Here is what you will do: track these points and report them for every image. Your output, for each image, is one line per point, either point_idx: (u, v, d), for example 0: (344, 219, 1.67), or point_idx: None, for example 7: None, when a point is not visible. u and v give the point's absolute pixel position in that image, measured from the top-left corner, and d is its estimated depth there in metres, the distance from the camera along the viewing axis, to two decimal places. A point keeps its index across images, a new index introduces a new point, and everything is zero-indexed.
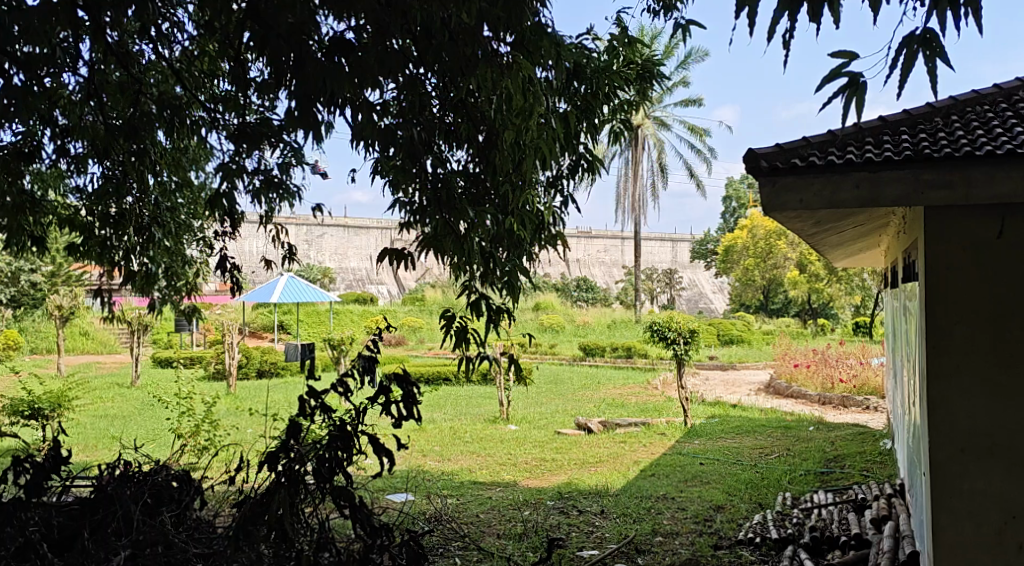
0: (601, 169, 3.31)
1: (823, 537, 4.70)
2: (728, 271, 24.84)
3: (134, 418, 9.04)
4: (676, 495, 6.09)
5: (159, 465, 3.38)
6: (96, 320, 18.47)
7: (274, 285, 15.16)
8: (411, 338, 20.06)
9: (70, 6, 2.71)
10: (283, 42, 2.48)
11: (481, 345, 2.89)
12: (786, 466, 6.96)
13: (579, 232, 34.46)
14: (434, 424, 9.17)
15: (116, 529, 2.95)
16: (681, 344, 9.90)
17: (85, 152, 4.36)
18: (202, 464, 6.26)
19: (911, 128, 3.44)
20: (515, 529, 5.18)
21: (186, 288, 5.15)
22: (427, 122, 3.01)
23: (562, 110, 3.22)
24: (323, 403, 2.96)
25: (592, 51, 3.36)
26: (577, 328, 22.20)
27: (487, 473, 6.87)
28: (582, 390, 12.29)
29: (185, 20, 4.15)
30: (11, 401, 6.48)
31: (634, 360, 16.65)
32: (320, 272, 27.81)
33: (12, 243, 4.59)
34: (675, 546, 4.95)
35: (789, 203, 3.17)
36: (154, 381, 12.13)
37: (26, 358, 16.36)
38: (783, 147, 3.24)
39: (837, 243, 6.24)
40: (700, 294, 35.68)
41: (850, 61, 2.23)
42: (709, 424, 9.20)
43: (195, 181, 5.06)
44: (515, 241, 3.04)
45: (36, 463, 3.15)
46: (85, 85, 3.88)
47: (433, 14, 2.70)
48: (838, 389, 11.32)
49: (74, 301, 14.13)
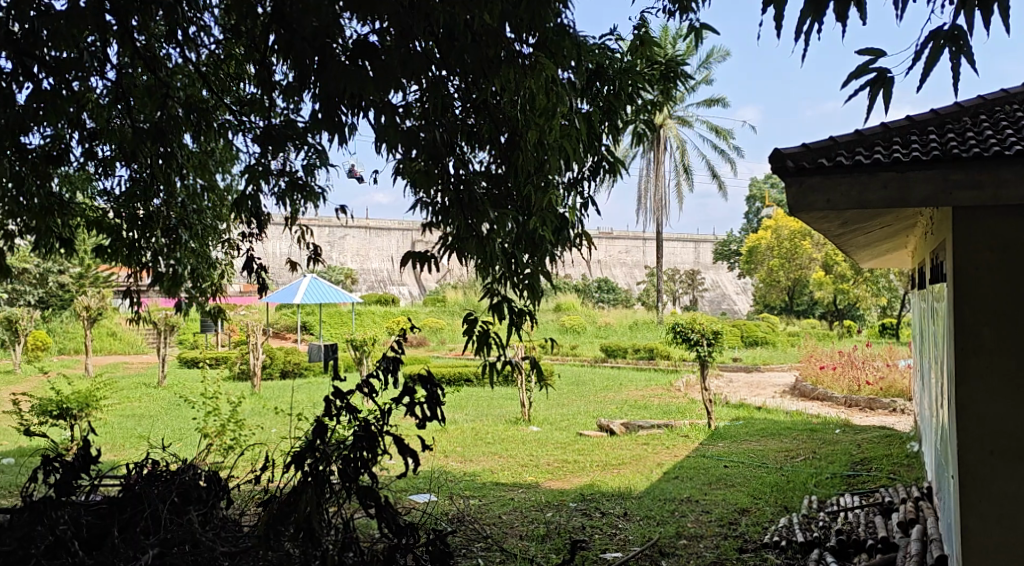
0: (623, 171, 3.27)
1: (850, 540, 4.65)
2: (752, 272, 24.68)
3: (161, 418, 9.14)
4: (700, 498, 6.05)
5: (187, 464, 3.39)
6: (123, 320, 18.69)
7: (297, 286, 15.25)
8: (433, 339, 20.16)
9: (98, 11, 2.74)
10: (307, 45, 2.52)
11: (503, 347, 2.88)
12: (812, 469, 6.91)
13: (601, 233, 34.44)
14: (457, 424, 9.21)
15: (145, 527, 2.99)
16: (705, 345, 9.82)
17: (113, 154, 4.46)
18: (228, 462, 6.32)
19: (940, 128, 3.39)
20: (538, 530, 5.20)
21: (211, 289, 5.21)
22: (449, 123, 3.01)
23: (584, 111, 3.20)
24: (349, 403, 2.97)
25: (616, 52, 3.33)
26: (599, 329, 22.19)
27: (509, 474, 6.89)
28: (604, 391, 12.25)
29: (212, 24, 4.18)
30: (41, 401, 6.57)
31: (657, 362, 16.61)
32: (342, 273, 27.97)
33: (41, 245, 4.68)
34: (700, 549, 4.93)
35: (815, 204, 3.14)
36: (179, 382, 12.25)
37: (54, 357, 16.60)
38: (809, 146, 3.21)
39: (864, 244, 6.17)
40: (723, 295, 35.57)
41: (877, 57, 2.23)
42: (733, 426, 9.15)
43: (221, 184, 5.10)
44: (536, 243, 2.97)
45: (65, 462, 3.20)
46: (113, 89, 3.93)
47: (456, 16, 2.66)
48: (864, 391, 11.21)
49: (101, 302, 14.30)
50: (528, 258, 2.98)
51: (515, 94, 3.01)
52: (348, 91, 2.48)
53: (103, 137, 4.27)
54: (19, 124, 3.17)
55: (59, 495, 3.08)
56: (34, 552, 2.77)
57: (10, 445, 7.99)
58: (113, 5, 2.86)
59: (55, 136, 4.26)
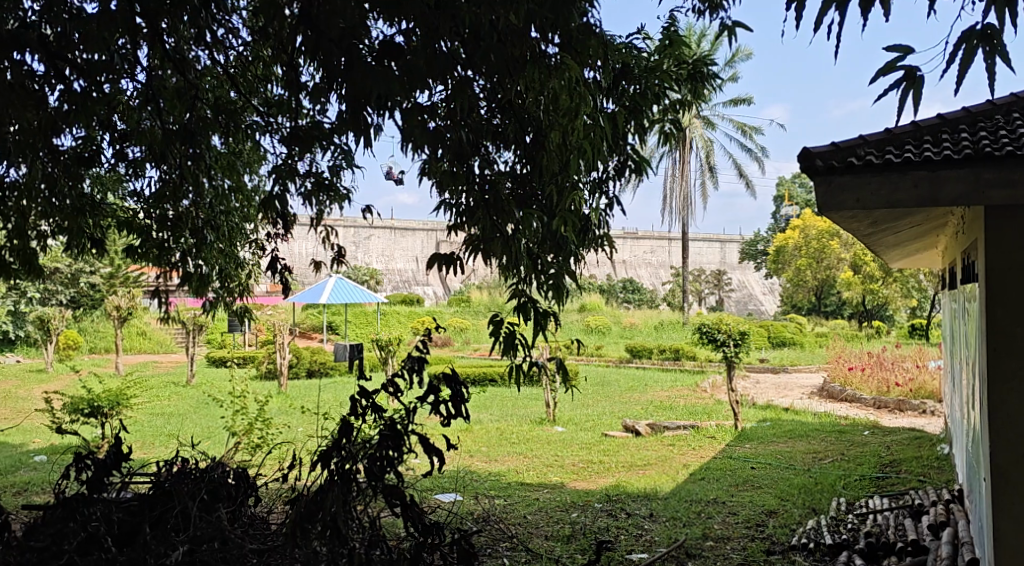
0: (648, 171, 3.24)
1: (880, 543, 4.59)
2: (779, 271, 24.46)
3: (189, 417, 9.23)
4: (726, 500, 6.01)
5: (216, 461, 3.41)
6: (152, 320, 18.92)
7: (323, 286, 15.33)
8: (457, 339, 20.20)
9: (129, 15, 2.76)
10: (334, 46, 2.54)
11: (527, 349, 2.86)
12: (840, 471, 6.84)
13: (626, 233, 34.35)
14: (482, 424, 9.21)
15: (176, 523, 3.02)
16: (731, 346, 9.74)
17: (142, 156, 4.49)
18: (255, 460, 6.38)
19: (972, 126, 3.34)
20: (564, 530, 5.20)
21: (238, 289, 5.26)
22: (475, 124, 3.01)
23: (610, 111, 3.17)
24: (374, 403, 2.98)
25: (643, 52, 3.30)
26: (624, 329, 22.13)
27: (535, 474, 6.89)
28: (629, 392, 12.21)
29: (239, 26, 4.22)
30: (73, 399, 6.68)
31: (682, 363, 16.53)
32: (368, 272, 28.11)
33: (74, 246, 4.76)
34: (727, 551, 4.90)
35: (844, 203, 3.12)
36: (208, 381, 12.35)
37: (85, 356, 16.85)
38: (838, 145, 3.18)
39: (892, 244, 6.09)
40: (750, 296, 35.36)
41: (905, 54, 2.17)
42: (760, 428, 9.08)
43: (249, 184, 5.14)
44: (560, 243, 2.93)
45: (97, 459, 3.23)
46: (142, 91, 3.97)
47: (482, 17, 2.65)
48: (894, 393, 11.06)
49: (131, 302, 14.50)
50: (552, 257, 2.97)
51: (540, 94, 2.99)
52: (375, 91, 2.50)
53: (133, 138, 4.32)
54: (52, 126, 3.22)
55: (90, 492, 3.12)
56: (67, 548, 2.82)
57: (42, 442, 8.13)
58: (142, 8, 2.89)
59: (87, 138, 4.32)
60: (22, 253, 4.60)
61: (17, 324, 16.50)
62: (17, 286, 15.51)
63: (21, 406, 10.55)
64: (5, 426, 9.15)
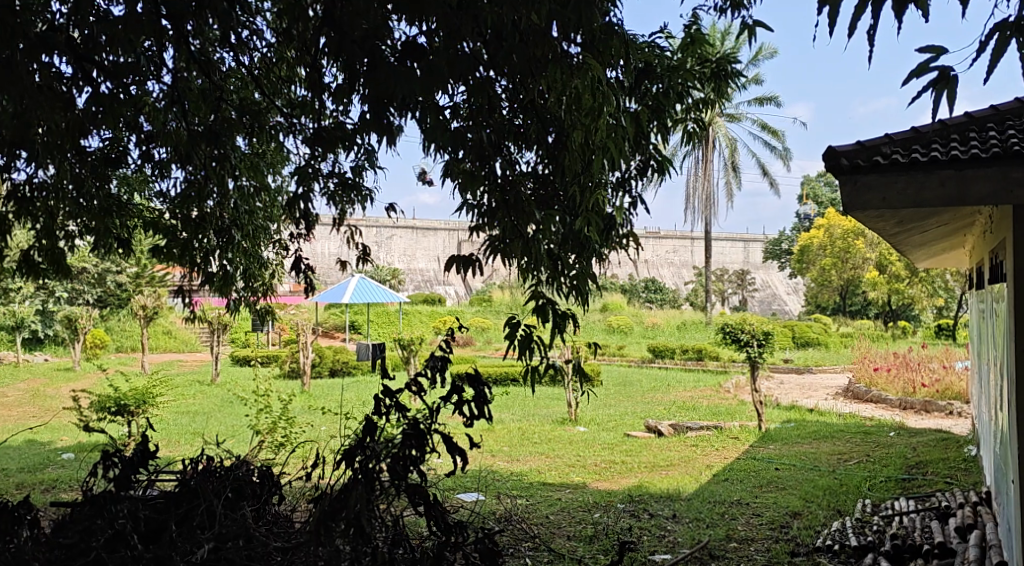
0: (671, 171, 3.22)
1: (907, 545, 4.53)
2: (804, 271, 24.26)
3: (214, 415, 9.33)
4: (750, 501, 5.97)
5: (240, 459, 3.43)
6: (178, 320, 19.12)
7: (345, 286, 15.41)
8: (479, 339, 20.26)
9: (155, 17, 2.77)
10: (357, 46, 2.55)
11: (547, 351, 2.82)
12: (865, 473, 6.77)
13: (647, 233, 34.26)
14: (504, 424, 9.23)
15: (201, 521, 3.03)
16: (755, 346, 9.68)
17: (168, 157, 4.52)
18: (279, 459, 6.45)
19: (1004, 124, 3.30)
20: (586, 530, 5.20)
21: (262, 288, 5.30)
22: (497, 124, 2.99)
23: (632, 110, 3.15)
24: (398, 402, 2.98)
25: (666, 51, 3.27)
26: (646, 329, 22.07)
27: (557, 474, 6.89)
28: (651, 392, 12.17)
29: (263, 29, 4.25)
30: (100, 397, 6.78)
31: (705, 363, 16.47)
32: (390, 272, 28.22)
33: (101, 246, 4.80)
34: (751, 552, 4.88)
35: (870, 202, 3.10)
36: (232, 380, 12.48)
37: (112, 354, 17.08)
38: (863, 144, 3.14)
39: (918, 244, 6.05)
40: (774, 296, 35.20)
41: (939, 55, 2.07)
42: (785, 429, 9.02)
43: (272, 185, 5.17)
44: (582, 244, 2.91)
45: (124, 457, 3.25)
46: (168, 92, 4.01)
47: (504, 16, 2.65)
48: (920, 393, 10.92)
49: (157, 302, 14.70)
50: (574, 259, 2.93)
51: (562, 94, 2.98)
52: (397, 92, 2.50)
53: (159, 139, 4.34)
54: (79, 127, 3.25)
55: (118, 489, 3.12)
56: (94, 545, 2.78)
57: (70, 440, 8.25)
58: (168, 11, 2.90)
59: (114, 139, 4.35)
60: (51, 253, 4.67)
61: (46, 323, 16.77)
62: (46, 286, 15.75)
63: (49, 403, 10.72)
64: (36, 425, 9.31)
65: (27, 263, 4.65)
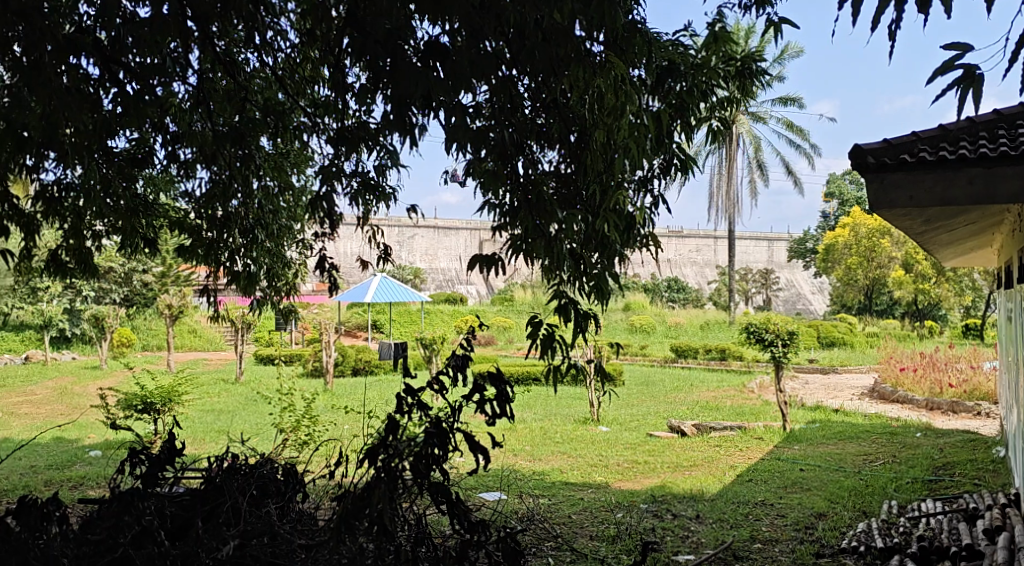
0: (694, 169, 3.20)
1: (933, 547, 4.48)
2: (830, 270, 23.68)
3: (239, 413, 9.41)
4: (775, 502, 5.92)
5: (265, 457, 3.44)
6: (203, 318, 19.30)
7: (367, 285, 15.46)
8: (501, 338, 20.28)
9: (181, 19, 2.77)
10: (381, 47, 2.53)
11: (569, 351, 2.81)
12: (892, 474, 6.69)
13: (670, 232, 34.13)
14: (526, 423, 9.22)
15: (227, 519, 3.05)
16: (779, 346, 9.62)
17: (193, 157, 4.54)
18: (303, 457, 6.49)
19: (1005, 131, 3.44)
20: (609, 530, 5.18)
21: (285, 288, 5.33)
22: (520, 124, 2.98)
23: (654, 109, 3.12)
24: (420, 400, 2.97)
25: (690, 50, 3.22)
26: (669, 328, 22.00)
27: (579, 474, 6.88)
28: (674, 392, 12.12)
29: (287, 29, 4.25)
30: (126, 395, 6.86)
31: (728, 363, 16.39)
32: (412, 271, 28.34)
33: (128, 245, 4.85)
34: (775, 554, 4.84)
35: (898, 199, 3.38)
36: (256, 378, 12.55)
37: (138, 353, 17.26)
38: (890, 142, 3.43)
39: (946, 243, 6.04)
40: (798, 295, 34.98)
41: (965, 52, 2.04)
42: (810, 429, 8.94)
43: (296, 184, 5.18)
44: (605, 244, 2.93)
45: (152, 454, 3.28)
46: (193, 93, 4.03)
47: (527, 15, 2.64)
48: (947, 394, 10.79)
49: (182, 301, 14.87)
50: (596, 258, 2.96)
51: (584, 93, 2.96)
52: (419, 92, 2.49)
53: (184, 140, 4.36)
54: (106, 128, 3.32)
55: (144, 485, 3.14)
56: (122, 541, 2.76)
57: (97, 437, 8.35)
58: (193, 11, 2.91)
59: (141, 140, 4.38)
60: (78, 253, 4.73)
61: (73, 321, 17.03)
62: (74, 285, 15.97)
63: (76, 402, 10.84)
64: (64, 422, 9.45)
65: (55, 263, 4.71)
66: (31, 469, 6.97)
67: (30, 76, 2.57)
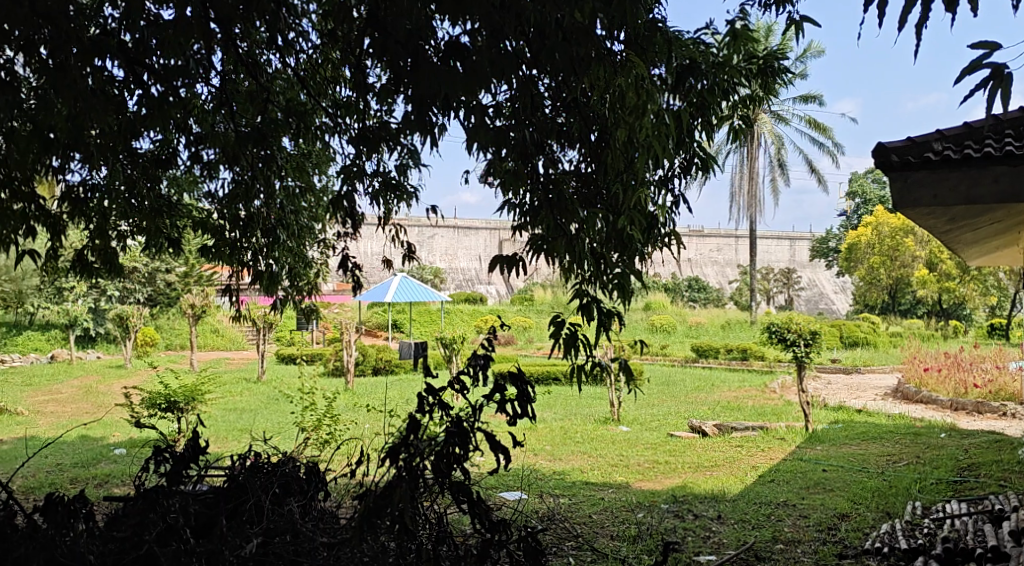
0: (715, 168, 3.18)
1: (958, 549, 4.42)
2: (851, 269, 23.58)
3: (261, 412, 9.47)
4: (797, 502, 5.88)
5: (287, 456, 3.45)
6: (225, 318, 19.46)
7: (388, 285, 15.50)
8: (520, 338, 20.28)
9: (205, 20, 2.79)
10: (401, 47, 2.55)
11: (591, 351, 2.80)
12: (915, 475, 6.63)
13: (691, 232, 33.98)
14: (546, 423, 9.22)
15: (250, 517, 3.07)
16: (802, 346, 9.55)
17: (216, 158, 4.57)
18: (324, 456, 6.54)
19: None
20: (630, 530, 5.17)
21: (307, 288, 5.36)
22: (540, 123, 2.98)
23: (676, 108, 3.09)
24: (441, 400, 2.97)
25: (712, 48, 3.15)
26: (690, 328, 21.91)
27: (599, 473, 6.87)
28: (695, 392, 12.08)
29: (309, 30, 4.27)
30: (151, 394, 6.93)
31: (750, 362, 16.31)
32: (431, 271, 28.44)
33: (152, 245, 4.91)
34: (798, 554, 4.82)
35: (922, 198, 3.53)
36: (278, 377, 12.62)
37: (162, 353, 17.43)
38: (914, 140, 3.58)
39: (971, 243, 6.00)
40: (821, 295, 34.72)
41: (993, 52, 2.02)
42: (832, 430, 8.86)
43: (317, 184, 5.19)
44: (625, 242, 2.93)
45: (176, 453, 3.30)
46: (217, 95, 4.07)
47: (548, 14, 2.63)
48: (972, 394, 10.68)
49: (205, 300, 14.99)
50: (617, 257, 2.95)
51: (604, 92, 2.94)
52: (440, 92, 2.50)
53: (207, 141, 4.39)
54: (131, 129, 3.36)
55: (169, 483, 3.17)
56: (147, 538, 2.79)
57: (122, 436, 8.45)
58: (217, 14, 2.94)
59: (164, 141, 4.41)
60: (103, 253, 4.79)
61: (97, 321, 17.25)
62: (99, 285, 16.18)
63: (101, 400, 10.97)
64: (89, 421, 9.57)
65: (80, 263, 4.78)
66: (57, 467, 7.06)
67: (57, 79, 2.60)
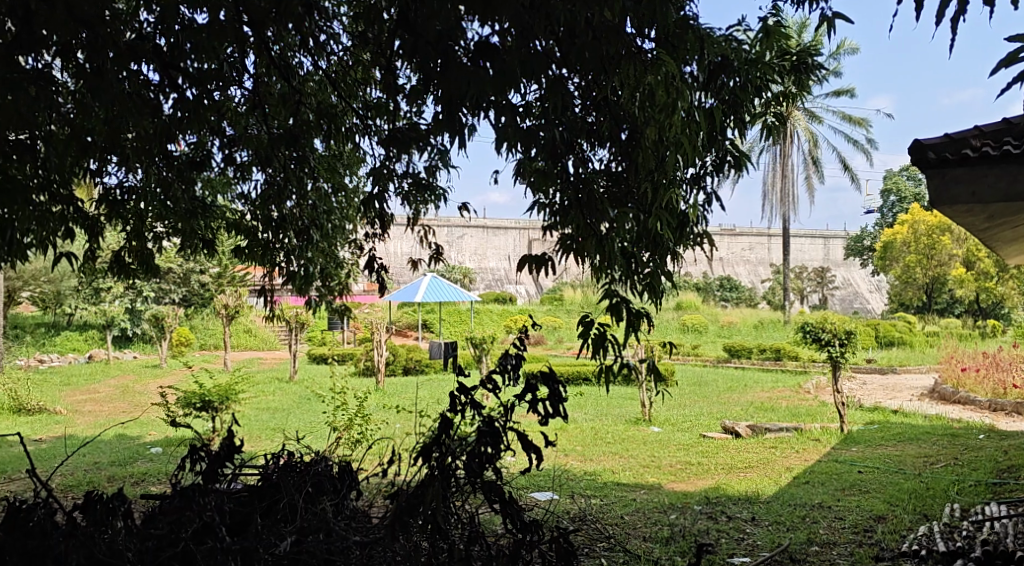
0: (748, 166, 3.14)
1: (998, 552, 4.33)
2: (887, 268, 23.23)
3: (293, 412, 9.55)
4: (833, 504, 5.81)
5: (320, 455, 3.47)
6: (258, 318, 19.68)
7: (417, 285, 15.55)
8: (550, 338, 20.26)
9: (238, 24, 2.81)
10: (431, 48, 2.55)
11: (621, 351, 2.78)
12: (953, 476, 6.52)
13: (723, 231, 33.71)
14: (578, 423, 9.20)
15: (284, 515, 3.09)
16: (836, 345, 9.41)
17: (249, 159, 4.61)
18: (355, 455, 6.57)
19: None
20: (662, 531, 5.14)
21: (339, 288, 5.39)
22: (571, 122, 2.97)
23: (708, 107, 3.05)
24: (473, 399, 2.96)
25: (744, 44, 3.10)
26: (722, 328, 21.75)
27: (631, 474, 6.84)
28: (728, 392, 11.96)
29: (339, 31, 4.29)
30: (186, 393, 7.02)
31: (783, 363, 16.14)
32: (461, 271, 28.51)
33: (187, 246, 4.97)
34: (833, 556, 4.77)
35: (960, 195, 3.49)
36: (310, 377, 12.71)
37: (196, 353, 17.67)
38: (952, 136, 3.53)
39: (1011, 240, 5.87)
40: (855, 294, 34.28)
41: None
42: (868, 431, 8.73)
43: (349, 185, 5.21)
44: (656, 241, 2.92)
45: (212, 451, 3.33)
46: (249, 97, 4.11)
47: (579, 14, 2.62)
48: (1012, 395, 10.47)
49: (238, 300, 15.16)
50: (648, 256, 2.93)
51: (635, 90, 2.92)
52: (468, 92, 2.50)
53: (240, 143, 4.44)
54: (167, 132, 3.39)
55: (205, 482, 3.21)
56: (184, 536, 2.81)
57: (158, 434, 8.57)
58: (250, 16, 2.96)
59: (198, 144, 4.47)
60: (139, 253, 4.87)
61: (133, 321, 17.51)
62: (135, 286, 16.42)
63: (137, 399, 11.13)
64: (126, 420, 9.71)
65: (117, 264, 4.86)
66: (95, 465, 7.17)
67: (93, 84, 2.64)
